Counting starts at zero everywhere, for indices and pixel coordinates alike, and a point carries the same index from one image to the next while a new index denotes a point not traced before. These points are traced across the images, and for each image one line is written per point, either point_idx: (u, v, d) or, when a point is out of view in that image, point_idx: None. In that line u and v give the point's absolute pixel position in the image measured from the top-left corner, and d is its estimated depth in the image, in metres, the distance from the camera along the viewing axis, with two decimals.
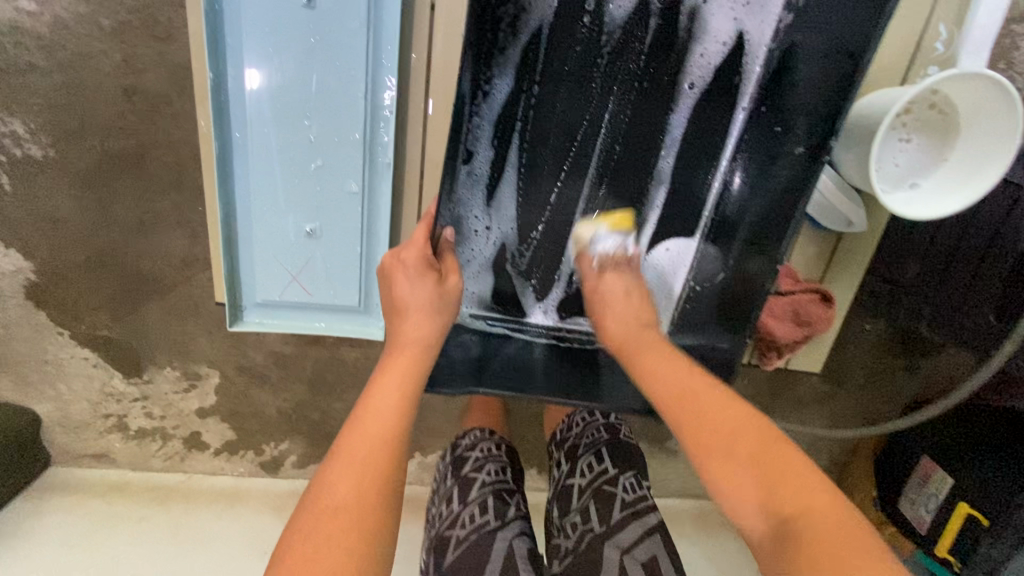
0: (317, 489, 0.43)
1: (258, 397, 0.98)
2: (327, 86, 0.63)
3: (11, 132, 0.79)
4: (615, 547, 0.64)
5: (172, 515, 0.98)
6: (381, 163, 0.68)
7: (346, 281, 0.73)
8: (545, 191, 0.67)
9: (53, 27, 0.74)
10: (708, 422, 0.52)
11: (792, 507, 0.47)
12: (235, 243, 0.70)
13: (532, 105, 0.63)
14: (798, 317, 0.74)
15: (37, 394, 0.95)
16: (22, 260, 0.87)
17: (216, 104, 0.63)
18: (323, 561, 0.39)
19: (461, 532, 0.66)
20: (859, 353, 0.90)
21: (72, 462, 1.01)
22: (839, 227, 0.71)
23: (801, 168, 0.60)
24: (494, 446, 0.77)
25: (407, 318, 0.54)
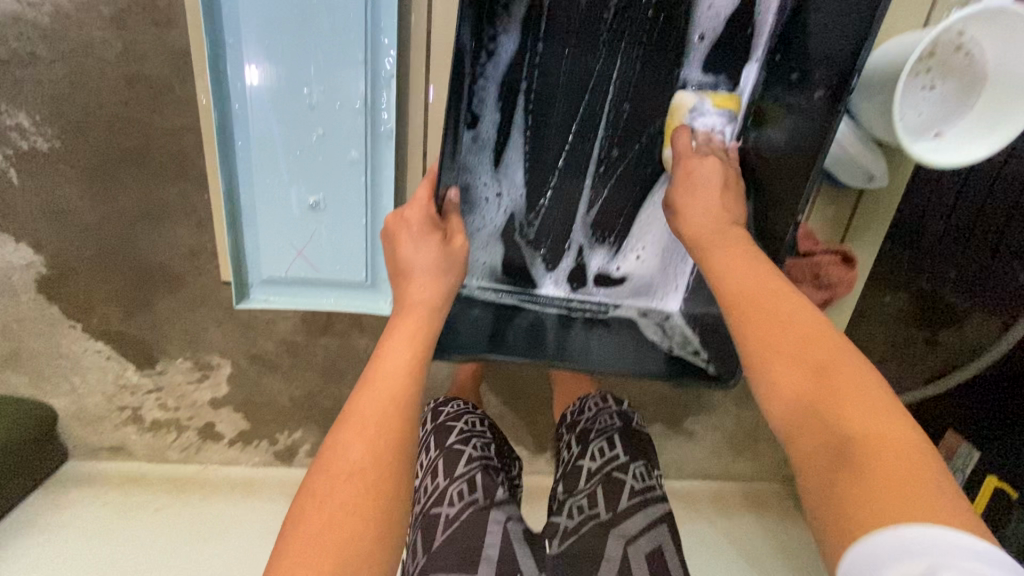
0: (326, 455, 0.41)
1: (270, 386, 0.98)
2: (327, 54, 0.62)
3: (17, 124, 0.79)
4: (619, 537, 0.65)
5: (189, 505, 0.98)
6: (383, 132, 0.66)
7: (351, 256, 0.72)
8: (552, 154, 0.65)
9: (54, 17, 0.74)
10: (778, 319, 0.45)
11: (854, 423, 0.38)
12: (241, 218, 0.69)
13: (537, 63, 0.61)
14: (819, 279, 0.68)
15: (53, 387, 0.96)
16: (33, 254, 0.87)
17: (215, 76, 0.62)
18: (338, 529, 0.38)
19: (450, 510, 0.64)
20: (878, 325, 0.88)
21: (89, 455, 1.02)
22: (857, 182, 0.67)
23: (820, 111, 0.54)
24: (477, 421, 0.77)
25: (412, 279, 0.52)
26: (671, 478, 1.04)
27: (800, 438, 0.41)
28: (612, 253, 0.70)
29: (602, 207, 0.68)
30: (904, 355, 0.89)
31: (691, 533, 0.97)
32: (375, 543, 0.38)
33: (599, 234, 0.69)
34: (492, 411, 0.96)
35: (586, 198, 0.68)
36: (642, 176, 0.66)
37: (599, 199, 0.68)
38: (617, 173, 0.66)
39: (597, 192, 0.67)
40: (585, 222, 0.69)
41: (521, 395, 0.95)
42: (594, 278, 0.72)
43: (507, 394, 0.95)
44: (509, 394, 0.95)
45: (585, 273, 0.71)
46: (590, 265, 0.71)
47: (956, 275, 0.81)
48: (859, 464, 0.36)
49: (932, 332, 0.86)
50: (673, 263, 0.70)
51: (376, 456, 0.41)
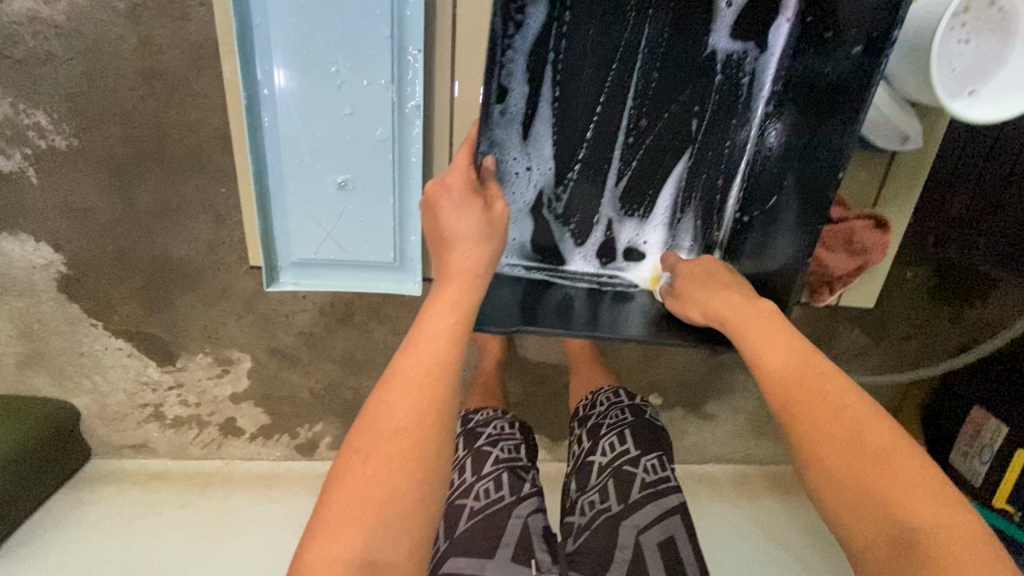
0: (370, 414, 0.41)
1: (290, 379, 0.98)
2: (353, 24, 0.58)
3: (35, 123, 0.79)
4: (631, 527, 0.62)
5: (213, 500, 0.99)
6: (410, 108, 0.62)
7: (380, 236, 0.67)
8: (580, 127, 0.65)
9: (70, 14, 0.74)
10: (831, 407, 0.45)
11: (926, 525, 0.39)
12: (268, 200, 0.64)
13: (565, 33, 0.60)
14: (852, 245, 0.68)
15: (75, 386, 0.97)
16: (53, 253, 0.87)
17: (240, 48, 0.58)
18: (380, 486, 0.38)
19: (475, 503, 0.64)
20: (902, 303, 0.87)
21: (112, 453, 1.02)
22: (893, 145, 0.64)
23: (856, 67, 0.52)
24: (506, 424, 0.73)
25: (456, 247, 0.52)
26: (693, 462, 1.03)
27: (866, 537, 0.41)
28: (641, 224, 0.71)
29: (631, 179, 0.68)
30: (928, 332, 0.88)
31: (716, 517, 0.97)
32: (415, 503, 0.38)
33: (629, 205, 0.70)
34: (512, 398, 0.95)
35: (615, 170, 0.68)
36: (670, 145, 0.67)
37: (628, 170, 0.68)
38: (644, 145, 0.66)
39: (627, 166, 0.67)
40: (614, 195, 0.69)
41: (541, 381, 0.95)
42: (624, 251, 0.72)
43: (527, 381, 0.95)
44: (529, 381, 0.95)
45: (614, 246, 0.71)
46: (621, 237, 0.71)
47: (987, 244, 0.77)
48: (939, 570, 0.37)
49: (957, 309, 0.86)
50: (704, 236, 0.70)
51: (419, 419, 0.40)
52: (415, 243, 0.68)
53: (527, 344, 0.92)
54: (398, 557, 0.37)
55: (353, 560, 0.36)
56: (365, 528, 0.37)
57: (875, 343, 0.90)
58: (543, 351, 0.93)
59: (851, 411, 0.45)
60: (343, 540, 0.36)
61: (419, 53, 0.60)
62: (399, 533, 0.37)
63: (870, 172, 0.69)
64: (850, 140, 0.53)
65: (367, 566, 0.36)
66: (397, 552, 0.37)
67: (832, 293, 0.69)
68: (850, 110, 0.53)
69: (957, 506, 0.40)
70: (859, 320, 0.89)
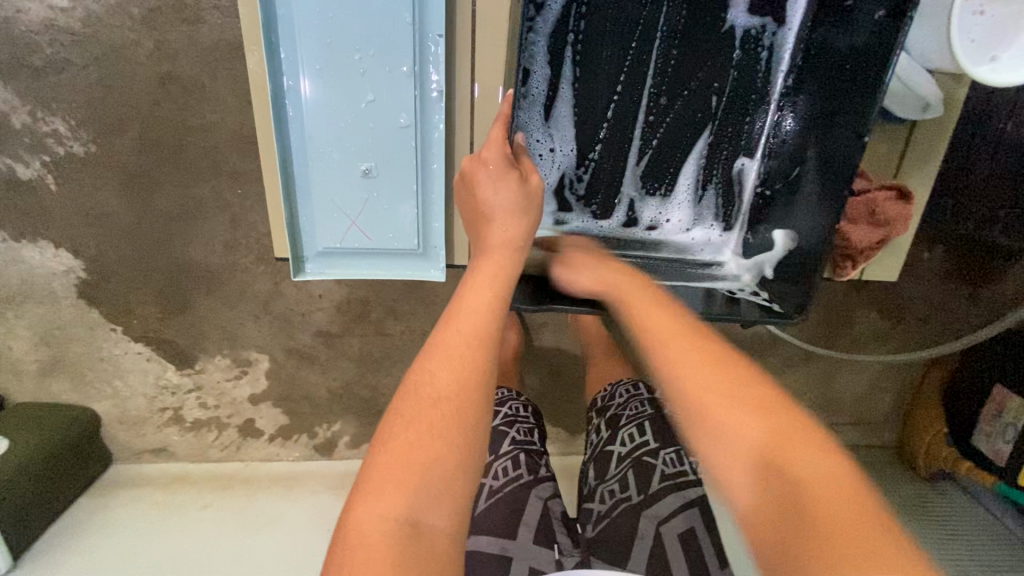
0: (413, 379, 0.41)
1: (308, 378, 0.99)
2: (376, 10, 0.58)
3: (54, 130, 0.80)
4: (651, 518, 0.60)
5: (233, 501, 0.99)
6: (433, 92, 0.62)
7: (404, 221, 0.67)
8: (601, 107, 0.65)
9: (86, 21, 0.75)
10: (698, 364, 0.45)
11: (797, 471, 0.39)
12: (294, 189, 0.65)
13: (584, 14, 0.61)
14: (874, 217, 0.68)
15: (95, 392, 0.98)
16: (73, 259, 0.89)
17: (266, 38, 0.58)
18: (424, 450, 0.38)
19: (494, 482, 0.64)
20: (921, 284, 0.87)
21: (132, 458, 1.03)
22: (911, 115, 0.65)
23: (879, 32, 0.55)
24: (521, 406, 0.75)
25: (494, 220, 0.53)
26: None
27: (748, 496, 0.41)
28: (663, 201, 0.71)
29: (652, 157, 0.68)
30: (945, 311, 0.88)
31: None
32: (459, 468, 0.38)
33: (649, 184, 0.70)
34: (529, 391, 0.95)
35: (636, 149, 0.68)
36: (691, 123, 0.67)
37: (648, 148, 0.68)
38: (666, 124, 0.67)
39: (649, 146, 0.68)
40: (634, 174, 0.69)
41: (558, 373, 0.95)
42: (646, 228, 0.72)
43: (544, 373, 0.95)
44: (546, 373, 0.95)
45: (635, 224, 0.71)
46: (643, 215, 0.71)
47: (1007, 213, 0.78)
48: (817, 519, 0.37)
49: (972, 287, 0.86)
50: (727, 214, 0.71)
51: (462, 383, 0.41)
52: (439, 229, 0.68)
53: (544, 335, 0.92)
54: (441, 520, 0.37)
55: (398, 520, 0.36)
56: (409, 489, 0.37)
57: (895, 325, 0.90)
58: (559, 343, 0.93)
59: (717, 374, 0.45)
60: (387, 501, 0.36)
61: (441, 39, 0.60)
62: (441, 496, 0.37)
63: (892, 141, 0.68)
64: (875, 102, 0.55)
65: (410, 526, 0.36)
66: (440, 515, 0.37)
67: (855, 267, 0.69)
68: (872, 74, 0.56)
69: (830, 459, 0.40)
70: (874, 302, 0.89)
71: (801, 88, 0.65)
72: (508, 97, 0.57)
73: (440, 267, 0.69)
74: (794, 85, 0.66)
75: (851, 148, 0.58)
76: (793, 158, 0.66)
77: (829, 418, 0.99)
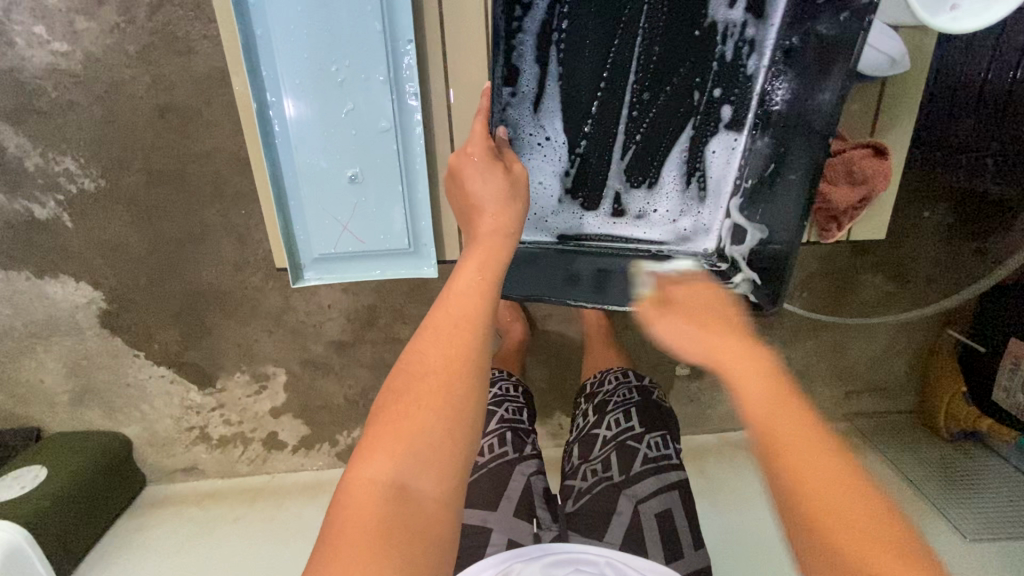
0: (406, 355, 0.43)
1: (325, 388, 1.02)
2: (350, 24, 0.60)
3: (65, 170, 0.85)
4: (630, 496, 0.62)
5: (263, 511, 1.02)
6: (408, 97, 0.64)
7: (393, 222, 0.69)
8: (584, 103, 0.66)
9: (85, 62, 0.79)
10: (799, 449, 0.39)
11: None
12: (286, 201, 0.67)
13: (566, 13, 0.61)
14: (853, 176, 0.68)
15: (125, 416, 1.02)
16: (92, 290, 0.93)
17: (247, 61, 0.61)
18: (411, 420, 0.40)
19: (480, 459, 0.66)
20: (922, 245, 0.86)
21: (165, 478, 1.07)
22: (881, 72, 0.64)
23: (852, 24, 0.52)
24: (510, 386, 0.76)
25: (484, 210, 0.54)
26: (730, 430, 1.01)
27: None
28: (650, 191, 0.71)
29: (636, 150, 0.69)
30: (953, 270, 0.87)
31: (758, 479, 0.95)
32: (447, 436, 0.40)
33: (634, 176, 0.70)
34: (538, 383, 0.97)
35: (619, 143, 0.68)
36: (673, 116, 0.67)
37: (632, 143, 0.68)
38: (650, 116, 0.67)
39: (634, 140, 0.68)
40: (619, 167, 0.70)
41: (566, 363, 0.96)
42: (634, 219, 0.72)
43: (552, 364, 0.96)
44: (553, 364, 0.96)
45: (623, 216, 0.72)
46: (631, 205, 0.72)
47: (993, 160, 0.79)
48: None
49: (978, 242, 0.86)
50: (712, 199, 0.71)
51: (450, 362, 0.42)
52: (427, 227, 0.70)
53: (549, 326, 0.93)
54: (429, 486, 0.38)
55: (385, 483, 0.38)
56: (398, 453, 0.39)
57: (901, 289, 0.89)
58: (564, 331, 0.94)
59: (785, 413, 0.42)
60: (375, 465, 0.38)
61: (412, 46, 0.62)
62: (429, 464, 0.39)
63: (864, 103, 0.68)
64: (841, 98, 0.54)
65: (397, 490, 0.38)
66: (428, 480, 0.38)
67: (840, 228, 0.70)
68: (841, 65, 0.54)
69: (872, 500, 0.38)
70: (880, 265, 0.88)
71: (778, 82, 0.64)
72: (487, 91, 0.58)
73: (431, 264, 0.71)
74: (775, 76, 0.64)
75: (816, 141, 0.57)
76: (773, 150, 0.65)
77: (844, 386, 0.98)
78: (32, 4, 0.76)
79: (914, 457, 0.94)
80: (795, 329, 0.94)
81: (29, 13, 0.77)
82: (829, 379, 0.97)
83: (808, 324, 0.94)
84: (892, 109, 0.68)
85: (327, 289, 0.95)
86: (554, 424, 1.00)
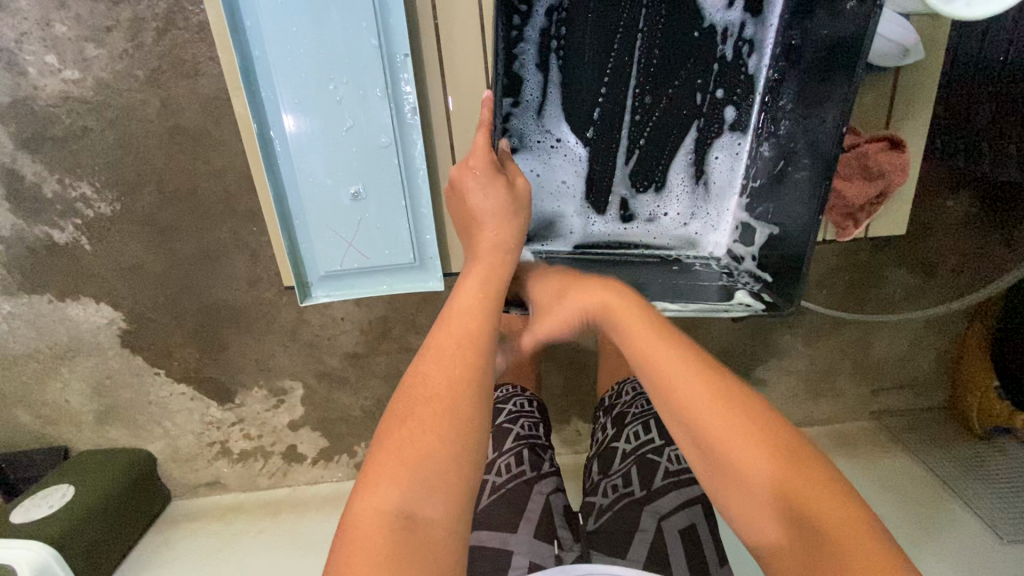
0: (410, 379, 0.43)
1: (341, 400, 1.02)
2: (346, 44, 0.60)
3: (82, 194, 0.86)
4: (653, 513, 0.61)
5: (285, 524, 1.03)
6: (408, 112, 0.64)
7: (398, 237, 0.69)
8: (586, 109, 0.65)
9: (96, 89, 0.81)
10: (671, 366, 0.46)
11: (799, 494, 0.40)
12: (291, 219, 0.67)
13: (565, 20, 0.60)
14: (869, 171, 0.66)
15: (149, 433, 1.03)
16: (113, 311, 0.94)
17: (246, 85, 0.61)
18: (416, 445, 0.39)
19: (497, 478, 0.65)
20: (947, 235, 0.83)
21: (189, 493, 1.08)
22: (892, 62, 0.63)
23: (861, 18, 0.50)
24: (525, 402, 0.77)
25: (486, 224, 0.54)
26: None
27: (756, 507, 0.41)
28: (658, 194, 0.69)
29: (640, 155, 0.67)
30: (980, 260, 0.84)
31: None
32: (454, 460, 0.39)
33: (640, 181, 0.69)
34: (553, 390, 0.96)
35: (624, 148, 0.67)
36: (676, 118, 0.65)
37: (636, 148, 0.67)
38: (655, 121, 0.65)
39: (639, 143, 0.67)
40: (624, 173, 0.68)
41: (581, 369, 0.95)
42: (644, 223, 0.71)
43: (567, 370, 0.95)
44: (569, 370, 0.95)
45: (633, 220, 0.71)
46: (640, 210, 0.70)
47: None
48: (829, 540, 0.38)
49: (1005, 231, 0.82)
50: (720, 201, 0.70)
51: (453, 384, 0.42)
52: (432, 240, 0.70)
53: None
54: (437, 512, 0.38)
55: (393, 513, 0.37)
56: (403, 480, 0.38)
57: (927, 281, 0.86)
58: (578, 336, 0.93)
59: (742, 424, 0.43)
60: (382, 495, 0.38)
61: (409, 62, 0.62)
62: (435, 489, 0.38)
63: (880, 91, 0.66)
64: (850, 100, 0.52)
65: (404, 518, 0.37)
66: (434, 507, 0.38)
67: (857, 225, 0.69)
68: (845, 67, 0.53)
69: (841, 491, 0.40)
70: (904, 259, 0.85)
71: (784, 80, 0.63)
72: (486, 102, 0.55)
73: (437, 278, 0.71)
74: (778, 75, 0.63)
75: (827, 140, 0.56)
76: (780, 152, 0.64)
77: (871, 384, 0.95)
78: (43, 34, 0.78)
79: (947, 455, 0.91)
80: (817, 327, 0.91)
81: (41, 43, 0.79)
82: (856, 376, 0.94)
83: (829, 322, 0.91)
84: (906, 97, 0.66)
85: (340, 302, 0.95)
86: (572, 430, 0.99)
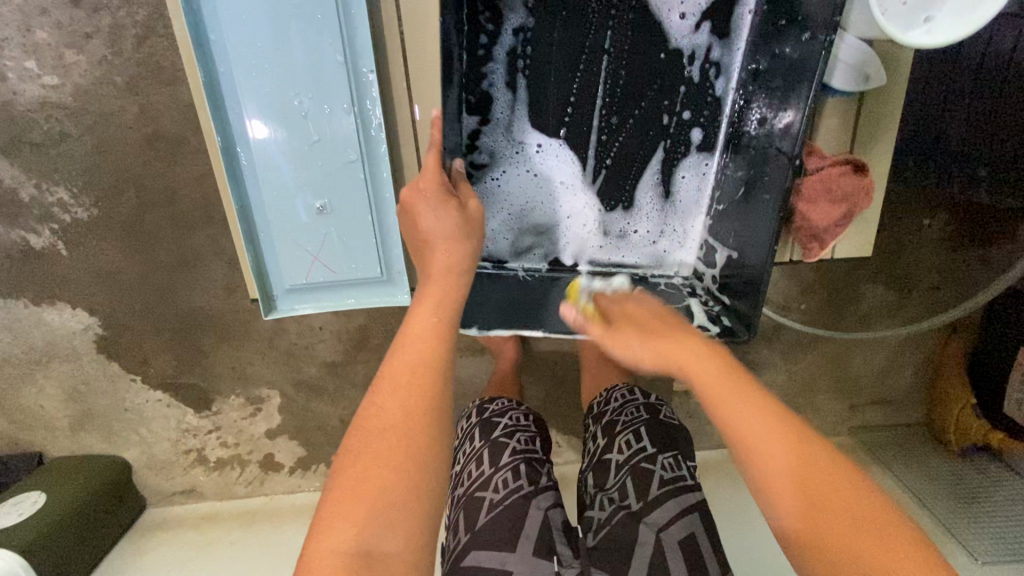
0: (362, 415, 0.42)
1: (320, 409, 1.01)
2: (313, 61, 0.61)
3: (59, 200, 0.86)
4: (651, 525, 0.60)
5: (261, 533, 1.02)
6: (374, 128, 0.64)
7: (366, 252, 0.69)
8: (553, 128, 0.65)
9: (76, 95, 0.80)
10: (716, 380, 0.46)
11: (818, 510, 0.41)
12: (257, 232, 0.67)
13: (531, 39, 0.61)
14: (833, 194, 0.67)
15: (124, 440, 1.02)
16: (88, 317, 0.94)
17: (210, 97, 0.61)
18: (374, 480, 0.39)
19: (493, 495, 0.62)
20: (922, 253, 0.84)
21: (164, 502, 1.07)
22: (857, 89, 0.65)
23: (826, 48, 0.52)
24: (522, 415, 0.74)
25: (437, 247, 0.52)
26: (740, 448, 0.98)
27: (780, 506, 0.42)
28: (628, 213, 0.69)
29: (607, 174, 0.67)
30: (955, 278, 0.85)
31: None
32: (411, 495, 0.39)
33: (608, 200, 0.69)
34: (532, 403, 0.96)
35: (591, 167, 0.67)
36: (643, 139, 0.66)
37: (603, 168, 0.67)
38: (622, 141, 0.66)
39: (607, 163, 0.67)
40: (592, 192, 0.68)
41: (561, 381, 0.95)
42: (613, 240, 0.71)
43: (547, 382, 0.95)
44: (548, 382, 0.95)
45: (603, 237, 0.71)
46: (611, 228, 0.70)
47: None
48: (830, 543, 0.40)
49: (979, 251, 0.84)
50: (687, 219, 0.70)
51: (409, 416, 0.42)
52: (399, 255, 0.70)
53: (540, 343, 0.92)
54: (395, 546, 0.38)
55: (350, 552, 0.37)
56: (360, 518, 0.38)
57: (904, 299, 0.87)
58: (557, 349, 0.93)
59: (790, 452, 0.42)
60: (338, 535, 0.38)
61: (375, 79, 0.62)
62: (394, 523, 0.38)
63: (844, 117, 0.66)
64: (801, 130, 0.55)
65: (364, 556, 0.37)
66: (394, 541, 0.38)
67: (823, 246, 0.69)
68: (805, 93, 0.55)
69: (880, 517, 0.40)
70: (881, 277, 0.86)
71: (750, 103, 0.63)
72: (436, 123, 0.55)
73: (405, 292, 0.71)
74: (744, 98, 0.64)
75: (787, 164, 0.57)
76: (744, 176, 0.64)
77: (850, 400, 0.95)
78: (23, 39, 0.78)
79: (925, 471, 0.91)
80: (794, 342, 0.91)
81: (20, 49, 0.78)
82: (834, 393, 0.95)
83: (806, 339, 0.91)
84: (873, 118, 0.66)
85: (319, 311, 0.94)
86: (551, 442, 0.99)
